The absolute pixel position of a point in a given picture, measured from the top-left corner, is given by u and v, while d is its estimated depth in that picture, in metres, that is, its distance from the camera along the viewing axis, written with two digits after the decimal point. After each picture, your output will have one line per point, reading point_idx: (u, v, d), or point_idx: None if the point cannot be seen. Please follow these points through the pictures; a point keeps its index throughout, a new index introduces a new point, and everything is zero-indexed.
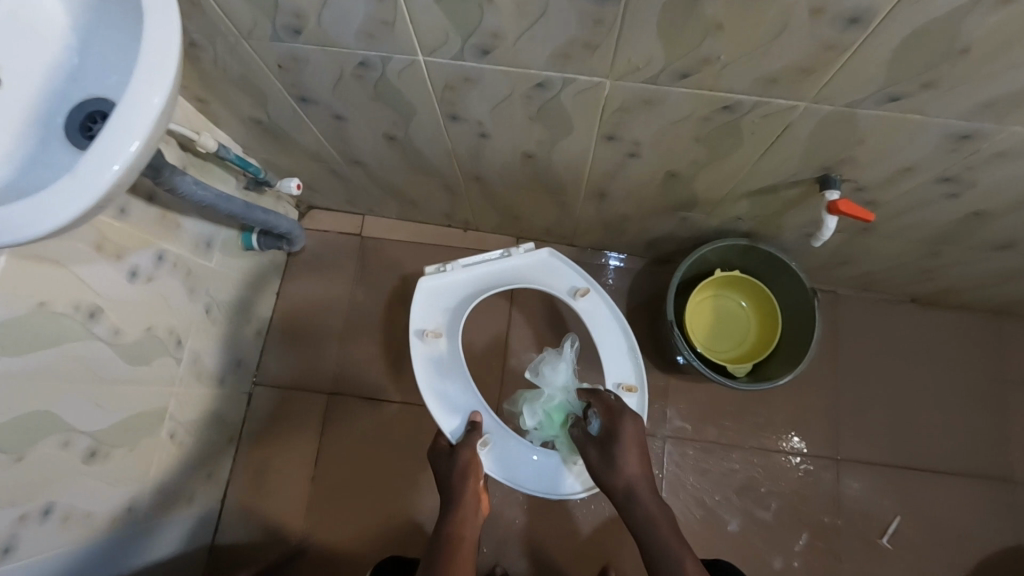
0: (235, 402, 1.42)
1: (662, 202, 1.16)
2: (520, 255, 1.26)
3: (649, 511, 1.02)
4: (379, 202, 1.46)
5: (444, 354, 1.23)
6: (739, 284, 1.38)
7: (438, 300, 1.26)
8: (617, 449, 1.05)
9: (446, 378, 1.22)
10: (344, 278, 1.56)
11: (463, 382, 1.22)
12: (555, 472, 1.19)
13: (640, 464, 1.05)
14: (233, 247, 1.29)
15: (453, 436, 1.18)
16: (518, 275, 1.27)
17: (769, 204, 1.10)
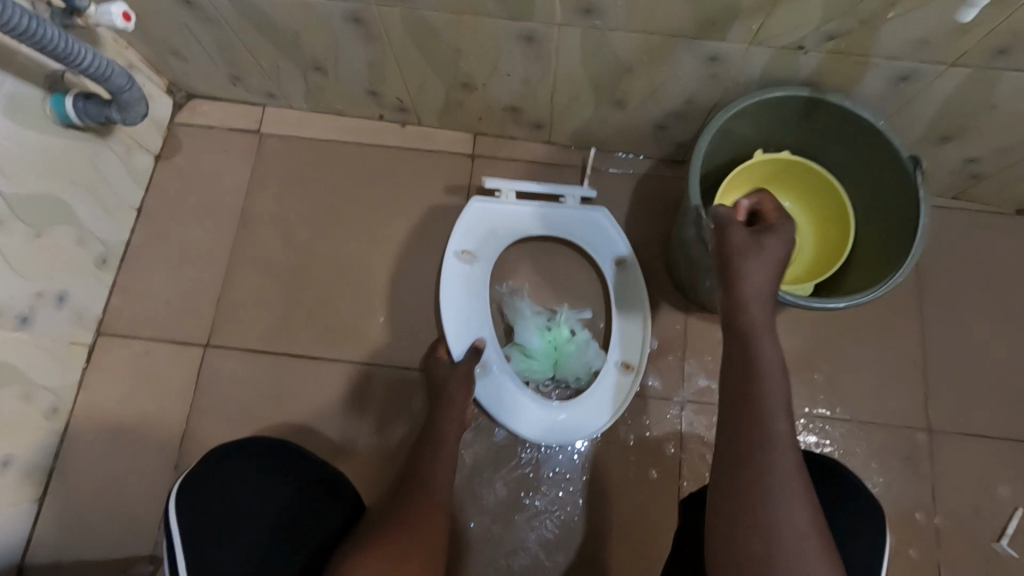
0: (63, 358, 0.98)
1: (684, 15, 0.74)
2: (574, 206, 1.03)
3: (774, 376, 0.57)
4: (275, 73, 1.03)
5: (477, 288, 0.99)
6: (778, 177, 0.95)
7: (490, 227, 1.01)
8: (750, 271, 0.59)
9: (471, 319, 0.98)
10: (234, 189, 1.12)
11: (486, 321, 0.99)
12: (542, 413, 0.96)
13: (771, 310, 0.60)
14: (33, 114, 0.85)
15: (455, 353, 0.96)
16: (568, 227, 1.03)
17: (860, 0, 0.68)
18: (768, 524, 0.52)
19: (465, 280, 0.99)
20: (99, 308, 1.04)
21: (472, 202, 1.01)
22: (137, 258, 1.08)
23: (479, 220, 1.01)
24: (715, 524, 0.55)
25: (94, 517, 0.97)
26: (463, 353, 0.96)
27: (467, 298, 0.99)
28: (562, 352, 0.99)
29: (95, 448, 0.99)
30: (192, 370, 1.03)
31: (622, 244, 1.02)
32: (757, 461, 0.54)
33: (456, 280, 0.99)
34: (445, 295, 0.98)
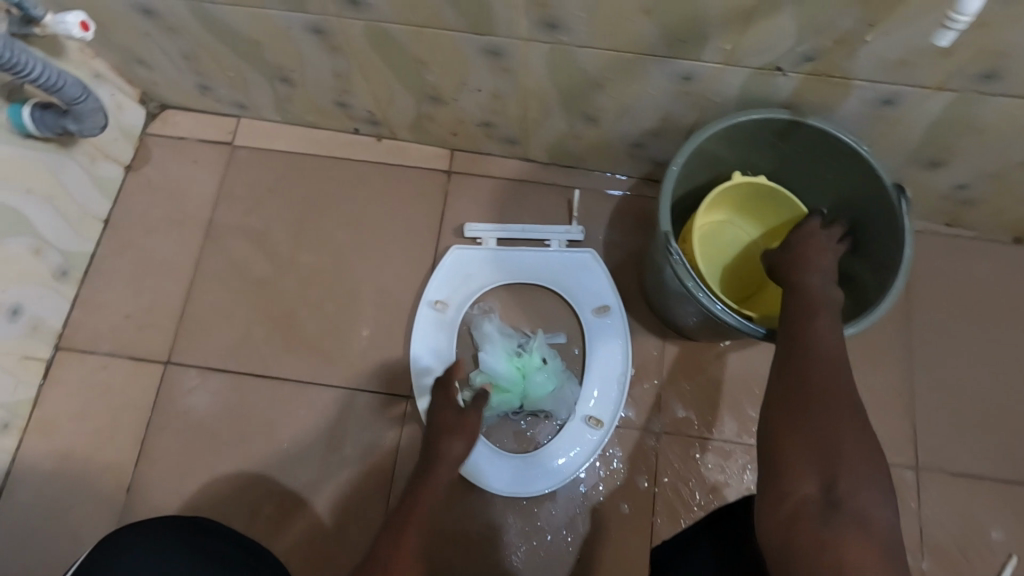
0: (17, 372, 0.95)
1: (652, 32, 0.70)
2: (559, 251, 1.02)
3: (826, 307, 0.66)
4: (243, 84, 1.01)
5: (445, 339, 1.00)
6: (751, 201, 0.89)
7: (463, 276, 1.02)
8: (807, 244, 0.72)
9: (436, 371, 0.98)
10: (202, 201, 1.09)
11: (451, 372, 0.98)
12: (507, 462, 0.95)
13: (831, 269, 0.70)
14: None
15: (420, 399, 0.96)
16: (548, 273, 1.02)
17: (833, 18, 0.64)
18: (824, 405, 0.58)
19: (436, 329, 1.00)
20: (61, 320, 1.02)
21: (451, 249, 1.03)
22: (101, 270, 1.05)
23: (454, 267, 1.02)
24: (770, 415, 0.60)
25: (41, 539, 0.93)
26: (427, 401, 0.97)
27: (436, 349, 0.99)
28: (528, 379, 0.95)
29: (46, 465, 0.96)
30: (150, 387, 1.00)
31: (607, 294, 1.00)
32: (811, 359, 0.61)
33: (427, 328, 1.00)
34: (413, 346, 0.99)
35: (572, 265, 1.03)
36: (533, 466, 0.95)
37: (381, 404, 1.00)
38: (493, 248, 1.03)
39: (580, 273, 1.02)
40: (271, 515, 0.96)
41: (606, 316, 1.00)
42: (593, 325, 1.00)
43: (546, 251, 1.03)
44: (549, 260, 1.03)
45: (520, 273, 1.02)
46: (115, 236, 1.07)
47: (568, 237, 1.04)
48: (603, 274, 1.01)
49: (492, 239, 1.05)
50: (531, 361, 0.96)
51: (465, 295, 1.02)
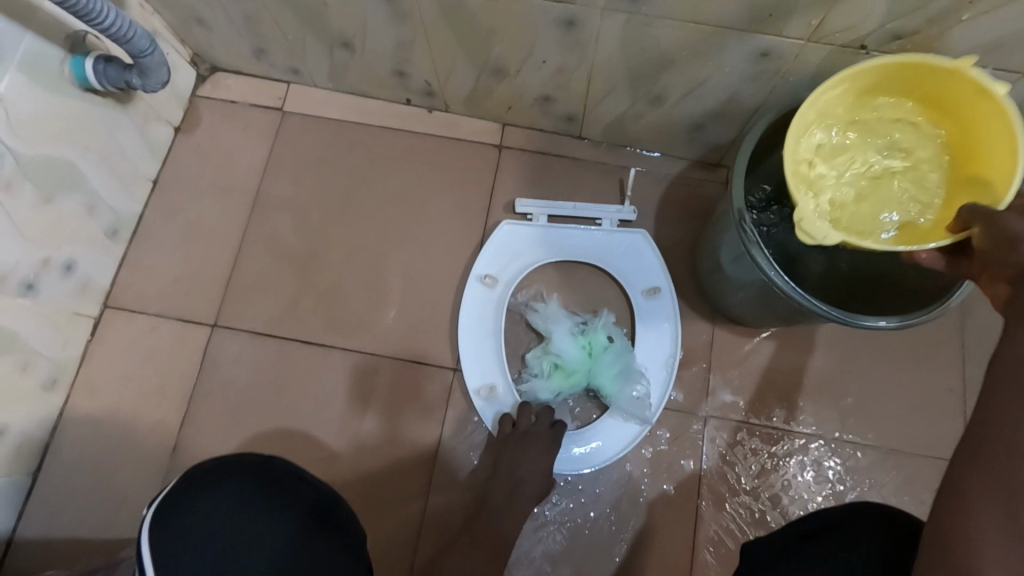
0: (68, 329, 0.95)
1: (738, 6, 0.69)
2: (610, 232, 1.01)
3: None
4: (300, 48, 0.99)
5: (496, 314, 0.98)
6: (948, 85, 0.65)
7: (512, 252, 1.01)
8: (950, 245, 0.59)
9: (487, 347, 0.97)
10: (251, 167, 1.09)
11: (498, 349, 0.97)
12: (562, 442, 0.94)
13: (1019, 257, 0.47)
14: (53, 75, 0.82)
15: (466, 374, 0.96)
16: (598, 253, 1.01)
17: None
18: None
19: (484, 305, 0.99)
20: (108, 279, 1.02)
21: (502, 225, 1.01)
22: (150, 231, 1.05)
23: (504, 242, 1.01)
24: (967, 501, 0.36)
25: (86, 496, 0.94)
26: (474, 376, 0.97)
27: (484, 324, 0.98)
28: (597, 360, 0.95)
29: (92, 423, 0.96)
30: (197, 350, 1.00)
31: (659, 277, 0.99)
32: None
33: (474, 303, 0.99)
34: (463, 320, 0.98)
35: (622, 246, 1.01)
36: (582, 442, 0.94)
37: (427, 377, 0.99)
38: (543, 225, 1.01)
39: (630, 255, 1.00)
40: None
41: (655, 298, 0.98)
42: (642, 307, 0.98)
43: (597, 230, 1.01)
44: (598, 239, 1.01)
45: (570, 252, 1.01)
46: (162, 197, 1.07)
47: (619, 218, 1.03)
48: (654, 256, 1.00)
49: (542, 215, 1.04)
50: (597, 339, 0.96)
51: (514, 269, 1.01)
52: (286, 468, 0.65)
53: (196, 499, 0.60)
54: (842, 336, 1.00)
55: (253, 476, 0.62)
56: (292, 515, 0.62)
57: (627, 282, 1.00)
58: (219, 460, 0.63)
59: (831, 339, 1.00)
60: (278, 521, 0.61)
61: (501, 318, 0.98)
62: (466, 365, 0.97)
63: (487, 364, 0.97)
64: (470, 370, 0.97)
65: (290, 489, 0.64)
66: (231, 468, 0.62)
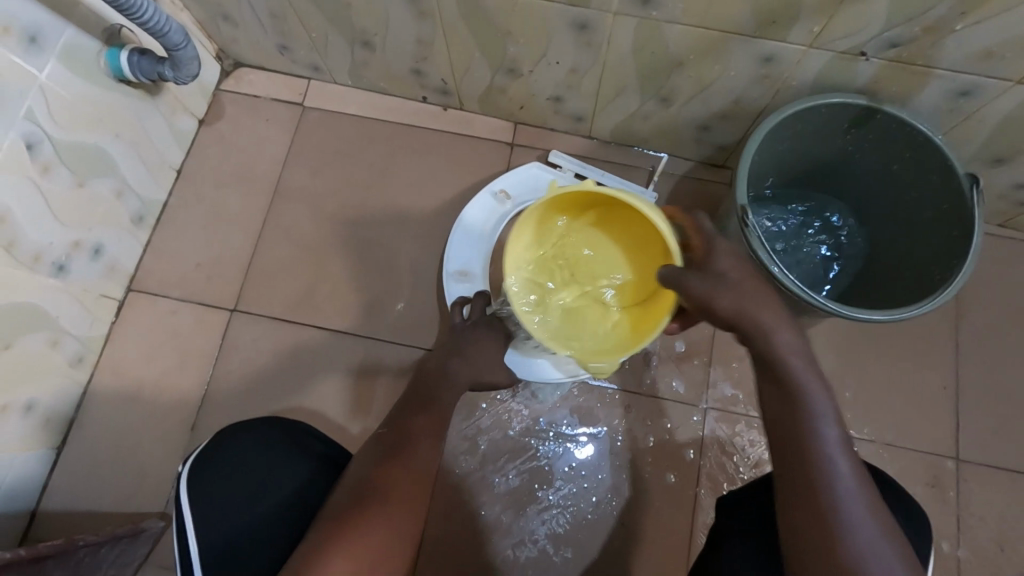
0: (95, 310, 0.99)
1: (743, 11, 0.73)
2: None
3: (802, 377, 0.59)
4: (322, 46, 1.04)
5: (485, 216, 1.02)
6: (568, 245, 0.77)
7: (534, 188, 1.04)
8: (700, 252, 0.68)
9: (474, 242, 1.01)
10: (271, 158, 1.13)
11: (485, 249, 1.00)
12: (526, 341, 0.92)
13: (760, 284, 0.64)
14: (90, 68, 0.87)
15: (451, 247, 1.00)
16: None
17: (927, 5, 0.66)
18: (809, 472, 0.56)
19: (490, 213, 1.02)
20: (133, 263, 1.06)
21: (531, 164, 1.05)
22: (173, 219, 1.09)
23: (529, 179, 1.04)
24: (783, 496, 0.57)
25: (108, 470, 0.97)
26: (460, 255, 1.00)
27: (485, 228, 1.01)
28: None
29: (115, 401, 1.00)
30: (217, 334, 1.04)
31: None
32: (789, 448, 0.57)
33: (484, 207, 1.02)
34: (461, 216, 1.01)
35: None
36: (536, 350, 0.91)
37: None
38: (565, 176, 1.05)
39: None
40: None
41: None
42: None
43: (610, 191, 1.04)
44: None
45: None
46: (186, 186, 1.11)
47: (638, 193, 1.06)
48: None
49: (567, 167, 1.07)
50: None
51: (529, 196, 1.03)
52: (303, 428, 0.78)
53: (224, 455, 0.74)
54: (840, 333, 1.03)
55: (274, 430, 0.77)
56: (308, 464, 0.75)
57: None
58: (248, 420, 0.78)
59: (830, 335, 1.03)
60: (294, 469, 0.74)
61: (491, 227, 1.01)
62: (451, 244, 1.00)
63: (478, 256, 1.00)
64: (458, 249, 1.00)
65: (304, 446, 0.77)
66: (263, 429, 0.77)
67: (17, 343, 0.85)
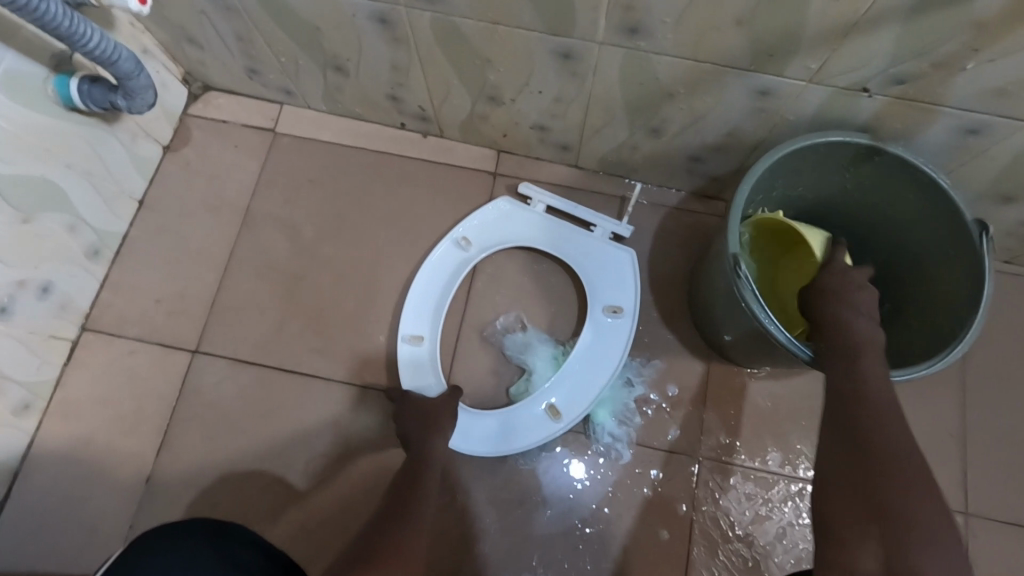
0: (43, 351, 0.92)
1: (738, 43, 0.68)
2: (603, 245, 0.99)
3: (879, 387, 0.62)
4: (291, 69, 0.98)
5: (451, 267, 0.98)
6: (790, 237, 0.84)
7: (502, 229, 1.01)
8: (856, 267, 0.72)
9: (426, 300, 0.97)
10: (240, 187, 1.07)
11: (440, 305, 0.97)
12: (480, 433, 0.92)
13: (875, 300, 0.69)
14: (35, 96, 0.80)
15: (403, 320, 0.96)
16: (579, 259, 0.99)
17: (935, 41, 0.61)
18: (845, 411, 0.62)
19: (445, 260, 0.99)
20: (87, 299, 0.99)
21: (500, 199, 1.01)
22: (133, 251, 1.03)
23: (501, 220, 1.01)
24: (831, 441, 0.61)
25: (55, 526, 0.90)
26: (409, 327, 0.96)
27: (437, 289, 0.98)
28: None
29: (65, 448, 0.93)
30: (177, 376, 0.97)
31: (628, 298, 0.95)
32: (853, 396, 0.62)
33: (444, 258, 0.99)
34: (423, 266, 0.98)
35: (600, 261, 0.98)
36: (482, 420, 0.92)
37: None
38: (535, 221, 1.01)
39: (611, 267, 0.97)
40: (293, 516, 0.92)
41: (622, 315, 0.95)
42: (602, 322, 0.95)
43: (581, 237, 0.99)
44: (578, 250, 0.99)
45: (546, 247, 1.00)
46: (149, 216, 1.05)
47: (612, 227, 1.00)
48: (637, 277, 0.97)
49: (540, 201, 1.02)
50: None
51: (495, 244, 1.00)
52: (236, 527, 0.60)
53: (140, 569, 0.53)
54: None
55: (204, 531, 0.57)
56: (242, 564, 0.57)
57: (594, 290, 0.97)
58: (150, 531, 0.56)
59: None
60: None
61: (455, 277, 0.98)
62: (404, 310, 0.96)
63: (425, 315, 0.97)
64: (405, 316, 0.96)
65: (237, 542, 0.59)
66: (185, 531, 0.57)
67: None
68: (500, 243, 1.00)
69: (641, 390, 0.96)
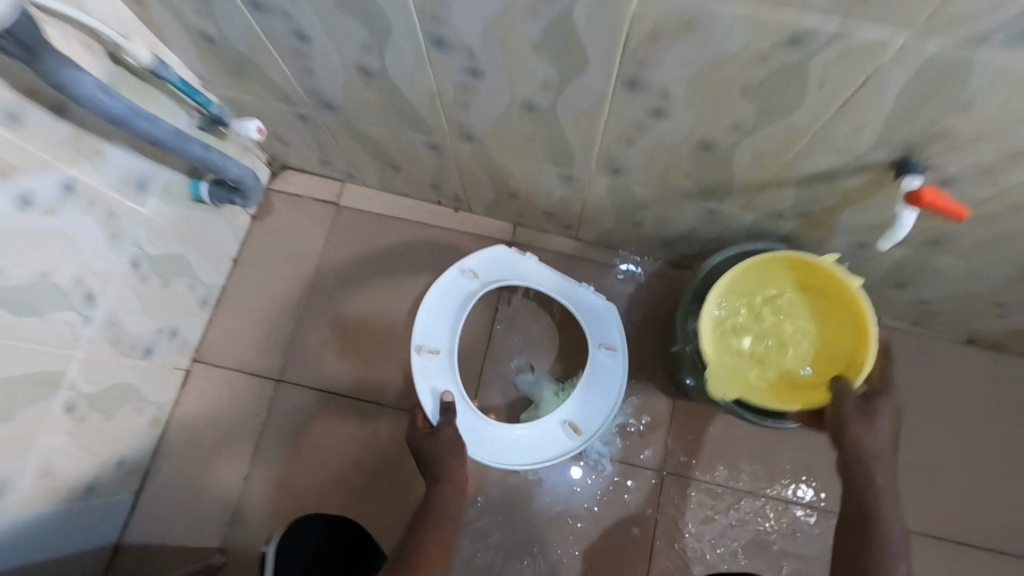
0: (167, 379, 1.22)
1: (690, 184, 0.95)
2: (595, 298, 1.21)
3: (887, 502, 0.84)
4: (357, 163, 1.26)
5: (459, 296, 1.19)
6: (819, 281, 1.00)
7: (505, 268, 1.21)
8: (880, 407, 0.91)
9: (437, 320, 1.17)
10: (311, 249, 1.36)
11: (451, 325, 1.18)
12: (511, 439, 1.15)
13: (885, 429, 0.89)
14: (178, 196, 1.09)
15: (418, 333, 1.15)
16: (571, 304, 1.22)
17: (821, 196, 0.89)
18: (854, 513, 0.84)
19: (453, 286, 1.19)
20: (195, 338, 1.28)
21: (501, 247, 1.22)
22: (229, 299, 1.32)
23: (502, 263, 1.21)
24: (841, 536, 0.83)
25: (176, 511, 1.20)
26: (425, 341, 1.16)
27: (447, 311, 1.18)
28: None
29: (182, 452, 1.23)
30: (265, 399, 1.26)
31: (616, 335, 1.19)
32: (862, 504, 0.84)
33: (451, 285, 1.19)
34: (432, 290, 1.18)
35: (586, 307, 1.22)
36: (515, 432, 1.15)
37: None
38: (533, 268, 1.20)
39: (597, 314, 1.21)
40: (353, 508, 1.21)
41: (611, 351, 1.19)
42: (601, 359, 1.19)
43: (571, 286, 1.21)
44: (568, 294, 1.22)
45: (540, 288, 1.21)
46: (241, 271, 1.34)
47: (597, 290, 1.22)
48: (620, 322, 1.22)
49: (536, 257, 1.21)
50: None
51: (497, 277, 1.20)
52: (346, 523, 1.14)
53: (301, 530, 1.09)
54: None
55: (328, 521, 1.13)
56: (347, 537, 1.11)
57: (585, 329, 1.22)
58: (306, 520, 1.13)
59: None
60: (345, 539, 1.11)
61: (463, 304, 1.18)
62: (418, 324, 1.16)
63: (439, 332, 1.17)
64: (419, 329, 1.16)
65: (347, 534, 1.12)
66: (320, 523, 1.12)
67: (115, 412, 1.08)
68: (501, 277, 1.20)
69: (621, 419, 1.25)
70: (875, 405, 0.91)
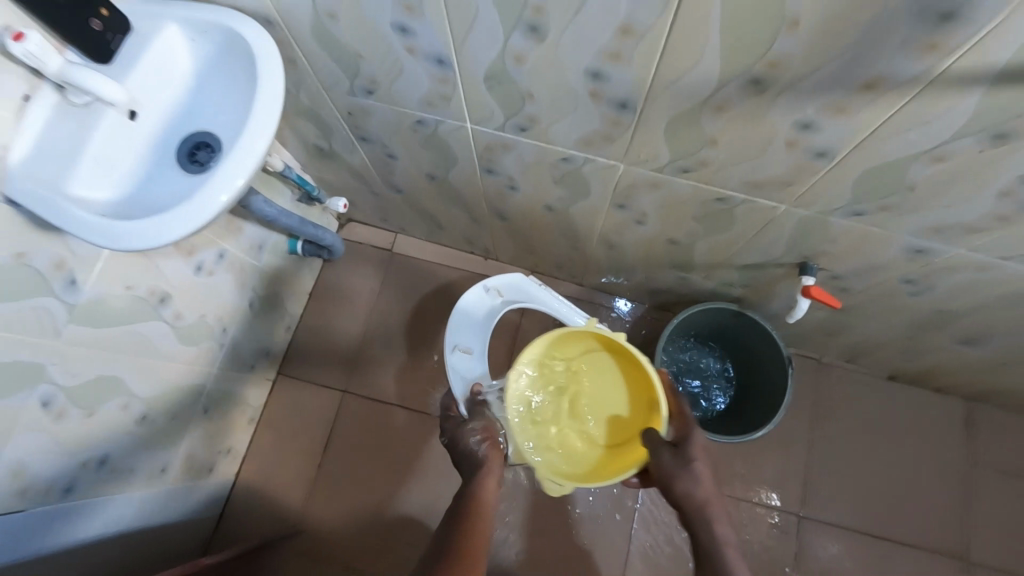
0: (260, 387, 1.57)
1: (664, 261, 1.30)
2: None
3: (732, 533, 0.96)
4: (410, 222, 1.61)
5: (483, 309, 1.32)
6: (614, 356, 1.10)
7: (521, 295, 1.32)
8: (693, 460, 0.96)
9: (464, 329, 1.31)
10: (370, 286, 1.71)
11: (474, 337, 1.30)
12: None
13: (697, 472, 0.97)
14: (280, 251, 1.45)
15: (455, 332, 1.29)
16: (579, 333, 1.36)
17: (758, 276, 1.23)
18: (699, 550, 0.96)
19: (478, 302, 1.32)
20: (280, 355, 1.64)
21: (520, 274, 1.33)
22: (305, 326, 1.68)
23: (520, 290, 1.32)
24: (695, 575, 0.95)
25: (265, 490, 1.56)
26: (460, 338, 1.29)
27: (472, 323, 1.32)
28: None
29: (269, 444, 1.59)
30: (334, 405, 1.62)
31: None
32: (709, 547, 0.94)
33: (476, 300, 1.32)
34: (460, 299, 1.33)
35: None
36: None
37: None
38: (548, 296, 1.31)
39: None
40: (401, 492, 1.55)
41: None
42: None
43: None
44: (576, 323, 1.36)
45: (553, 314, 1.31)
46: (315, 303, 1.70)
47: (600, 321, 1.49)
48: None
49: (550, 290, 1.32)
50: None
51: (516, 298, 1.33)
52: None
53: None
54: None
55: None
56: None
57: None
58: None
59: None
60: None
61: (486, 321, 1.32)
62: (453, 327, 1.30)
63: (466, 339, 1.30)
64: (456, 331, 1.30)
65: None
66: None
67: (227, 412, 1.44)
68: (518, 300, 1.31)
69: None
70: (687, 450, 0.97)
